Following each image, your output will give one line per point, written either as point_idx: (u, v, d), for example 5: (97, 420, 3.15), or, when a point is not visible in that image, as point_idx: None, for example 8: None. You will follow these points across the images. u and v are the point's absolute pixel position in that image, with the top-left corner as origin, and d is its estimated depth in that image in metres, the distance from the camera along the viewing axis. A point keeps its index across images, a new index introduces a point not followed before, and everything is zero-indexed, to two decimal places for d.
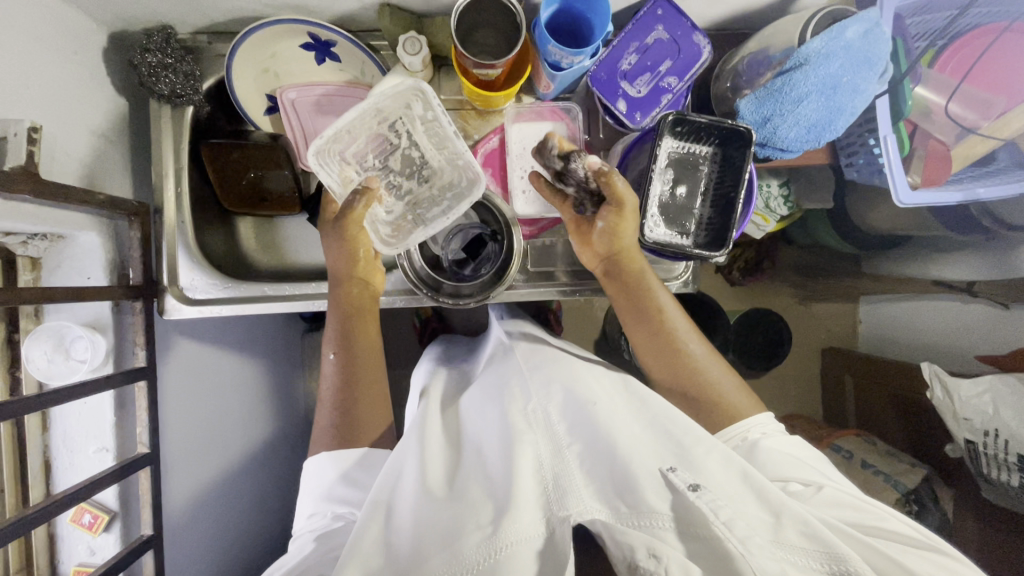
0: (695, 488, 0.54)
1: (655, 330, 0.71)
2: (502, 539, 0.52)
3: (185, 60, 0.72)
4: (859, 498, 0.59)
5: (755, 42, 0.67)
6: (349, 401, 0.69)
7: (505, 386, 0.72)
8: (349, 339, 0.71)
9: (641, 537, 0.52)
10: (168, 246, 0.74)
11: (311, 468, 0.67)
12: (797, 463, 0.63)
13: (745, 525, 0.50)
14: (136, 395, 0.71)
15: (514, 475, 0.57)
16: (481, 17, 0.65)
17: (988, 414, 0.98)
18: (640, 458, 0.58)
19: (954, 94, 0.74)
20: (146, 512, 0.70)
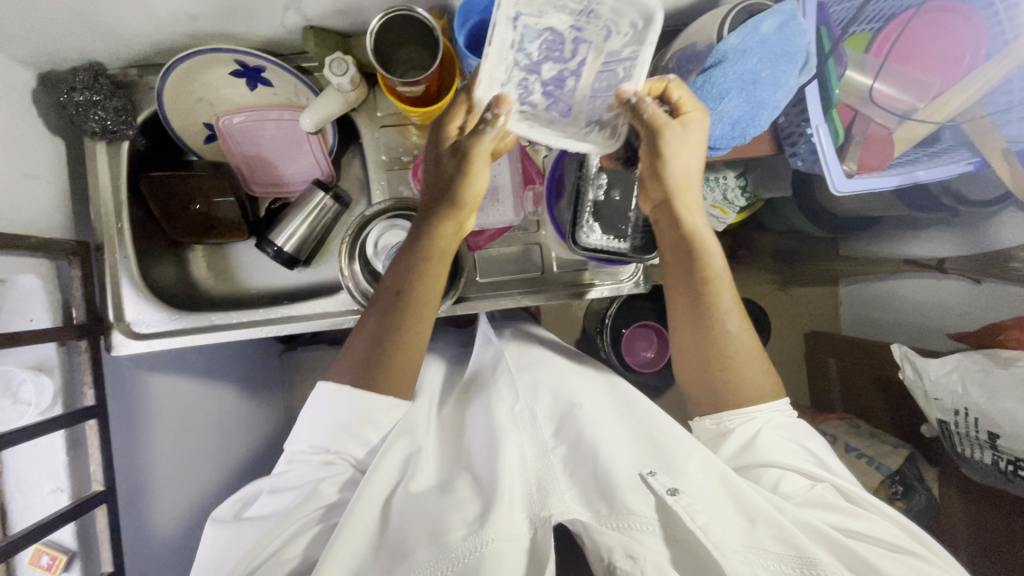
0: (674, 492, 0.53)
1: (696, 291, 0.65)
2: (487, 535, 0.52)
3: (116, 95, 0.72)
4: (846, 498, 0.60)
5: (681, 40, 0.66)
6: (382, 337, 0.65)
7: (494, 390, 0.70)
8: (417, 270, 0.66)
9: (618, 538, 0.51)
10: (112, 281, 0.75)
11: (322, 392, 0.64)
12: (791, 450, 0.64)
13: (721, 529, 0.52)
14: (89, 433, 0.71)
15: (500, 473, 0.57)
16: (401, 34, 0.65)
17: (957, 393, 0.98)
18: (621, 461, 0.58)
19: (880, 73, 0.74)
20: (107, 549, 0.71)
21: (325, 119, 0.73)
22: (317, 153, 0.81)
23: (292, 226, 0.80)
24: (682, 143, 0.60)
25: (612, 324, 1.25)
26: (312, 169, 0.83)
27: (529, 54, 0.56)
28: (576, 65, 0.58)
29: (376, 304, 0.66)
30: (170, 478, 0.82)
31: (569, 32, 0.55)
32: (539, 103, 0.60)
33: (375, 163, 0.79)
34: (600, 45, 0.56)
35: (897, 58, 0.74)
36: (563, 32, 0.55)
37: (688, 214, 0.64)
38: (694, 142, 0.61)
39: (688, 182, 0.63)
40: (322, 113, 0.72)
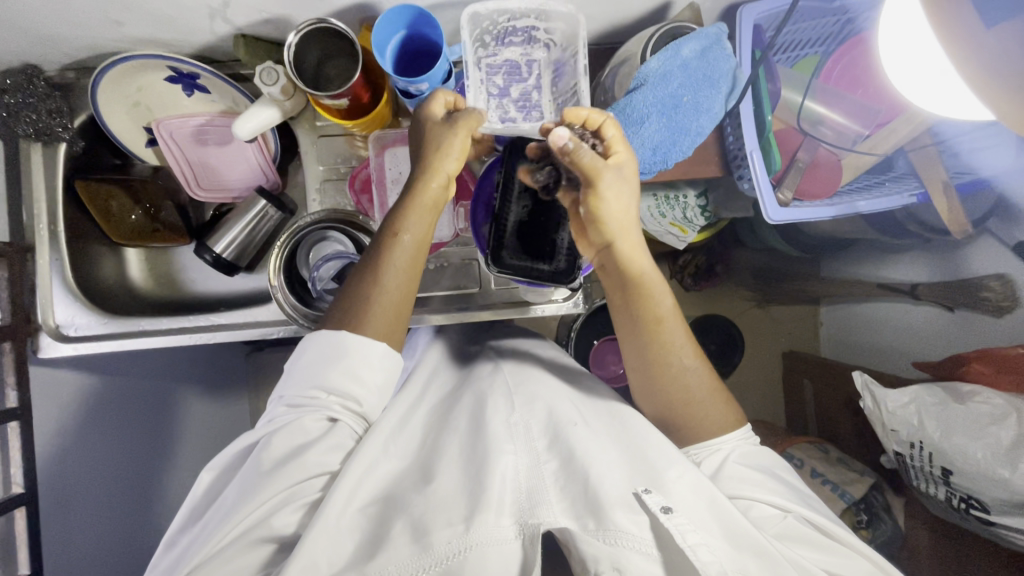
0: (667, 510, 0.53)
1: (646, 338, 0.62)
2: (471, 540, 0.52)
3: (52, 97, 0.72)
4: (814, 528, 0.59)
5: (620, 57, 0.67)
6: (359, 306, 0.60)
7: (484, 395, 0.68)
8: (393, 237, 0.61)
9: (604, 550, 0.52)
10: (42, 283, 0.74)
11: (314, 345, 0.61)
12: (765, 478, 0.62)
13: (710, 552, 0.51)
14: (10, 436, 0.70)
15: (489, 479, 0.55)
16: (327, 45, 0.65)
17: (913, 425, 0.95)
18: (613, 478, 0.55)
19: (811, 91, 0.74)
20: (24, 555, 0.69)
21: (259, 129, 0.72)
22: (260, 158, 0.81)
23: (230, 232, 0.80)
24: (620, 186, 0.57)
25: (577, 337, 1.23)
26: (255, 175, 0.83)
27: (497, 83, 0.69)
28: (535, 82, 0.69)
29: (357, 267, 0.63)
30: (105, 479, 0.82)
31: (524, 60, 0.69)
32: (518, 118, 0.69)
33: (312, 172, 0.78)
34: (549, 62, 0.69)
35: (844, 86, 0.74)
36: (518, 61, 0.68)
37: (633, 258, 0.60)
38: (630, 179, 0.58)
39: (629, 224, 0.59)
40: (256, 122, 0.71)
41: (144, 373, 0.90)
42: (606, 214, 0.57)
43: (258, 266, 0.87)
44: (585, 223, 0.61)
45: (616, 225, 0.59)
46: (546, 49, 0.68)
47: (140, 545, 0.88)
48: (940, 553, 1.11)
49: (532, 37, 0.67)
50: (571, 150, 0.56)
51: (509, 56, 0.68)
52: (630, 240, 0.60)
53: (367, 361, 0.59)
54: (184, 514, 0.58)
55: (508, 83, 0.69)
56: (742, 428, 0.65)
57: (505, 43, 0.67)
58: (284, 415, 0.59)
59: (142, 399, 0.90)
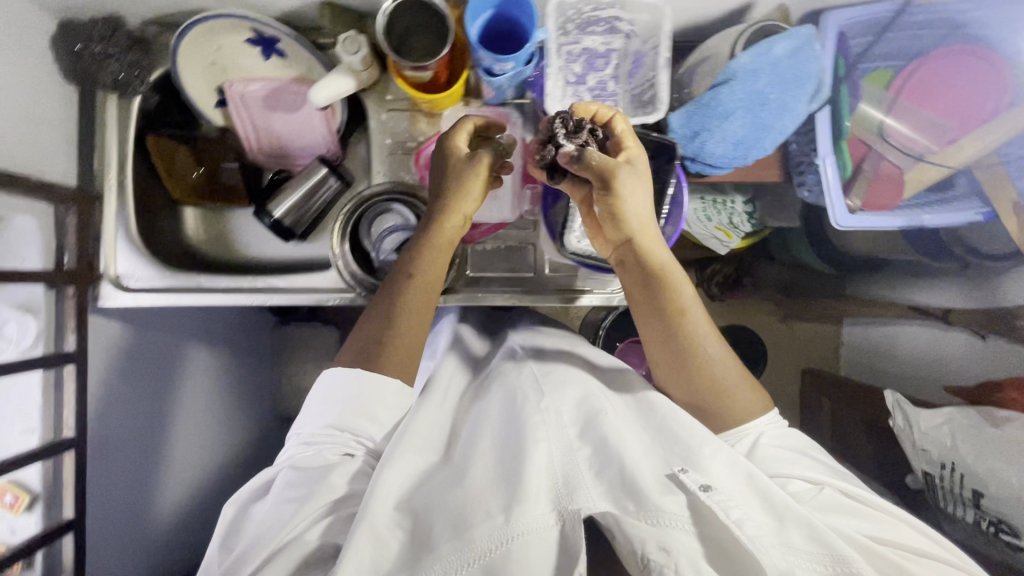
0: (706, 488, 0.53)
1: (672, 331, 0.63)
2: (514, 527, 0.50)
3: (133, 50, 0.74)
4: (852, 497, 0.60)
5: (698, 54, 0.67)
6: (378, 341, 0.65)
7: (511, 387, 0.68)
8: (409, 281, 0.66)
9: (651, 530, 0.51)
10: (107, 233, 0.76)
11: (331, 380, 0.63)
12: (795, 457, 0.63)
13: (755, 526, 0.52)
14: (67, 379, 0.71)
15: (524, 464, 0.55)
16: (414, 18, 0.65)
17: (946, 446, 0.96)
18: (647, 464, 0.56)
19: (891, 108, 0.73)
20: (70, 496, 0.72)
21: (334, 97, 0.72)
22: (323, 127, 0.81)
23: (290, 198, 0.80)
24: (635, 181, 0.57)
25: (605, 335, 1.25)
26: (318, 145, 0.83)
27: (575, 70, 0.70)
28: (612, 72, 0.70)
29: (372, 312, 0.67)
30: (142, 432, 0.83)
31: (603, 49, 0.69)
32: (590, 106, 0.70)
33: (379, 145, 0.79)
34: (628, 52, 0.69)
35: (916, 99, 0.72)
36: (598, 49, 0.69)
37: (655, 251, 0.61)
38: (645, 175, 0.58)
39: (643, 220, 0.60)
40: (332, 90, 0.72)
41: (184, 332, 0.92)
42: (628, 212, 0.58)
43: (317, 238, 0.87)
44: (603, 223, 0.61)
45: (636, 223, 0.59)
46: (626, 38, 0.69)
47: (165, 504, 0.88)
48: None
49: (614, 25, 0.67)
50: (583, 155, 0.55)
51: (590, 43, 0.69)
52: (648, 236, 0.60)
53: (381, 398, 0.62)
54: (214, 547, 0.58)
55: (585, 70, 0.70)
56: (770, 411, 0.66)
57: (588, 29, 0.68)
58: (302, 450, 0.60)
59: (181, 358, 0.91)
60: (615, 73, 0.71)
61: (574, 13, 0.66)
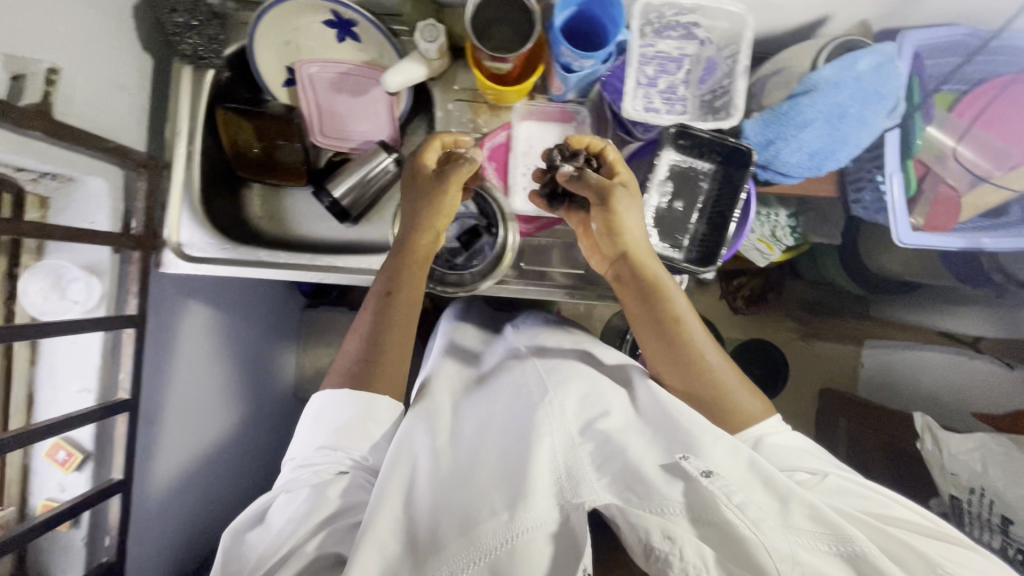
0: (709, 474, 0.50)
1: (670, 340, 0.63)
2: (521, 526, 0.50)
3: (212, 24, 0.74)
4: (858, 484, 0.57)
5: (771, 65, 0.68)
6: (369, 357, 0.65)
7: (521, 383, 0.68)
8: (391, 298, 0.66)
9: (654, 520, 0.48)
10: (173, 201, 0.77)
11: (322, 402, 0.64)
12: (801, 453, 0.61)
13: (759, 508, 0.48)
14: (124, 342, 0.72)
15: (530, 463, 0.54)
16: (498, 11, 0.67)
17: (976, 471, 0.96)
18: (647, 455, 0.55)
19: (964, 137, 0.74)
20: (119, 458, 0.72)
21: (406, 84, 0.73)
22: (388, 112, 0.82)
23: (350, 179, 0.81)
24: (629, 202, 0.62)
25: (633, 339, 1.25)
26: (378, 132, 0.84)
27: (647, 73, 0.70)
28: (682, 77, 0.71)
29: (357, 332, 0.68)
30: (182, 400, 0.85)
31: (676, 53, 0.70)
32: (661, 109, 0.70)
33: (443, 134, 0.80)
34: (700, 58, 0.70)
35: (983, 125, 0.73)
36: (671, 54, 0.70)
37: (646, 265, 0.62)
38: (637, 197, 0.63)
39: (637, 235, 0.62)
40: (404, 77, 0.73)
41: (223, 304, 0.95)
42: (622, 227, 0.61)
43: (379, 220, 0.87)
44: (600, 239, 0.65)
45: (631, 238, 0.62)
46: (700, 45, 0.70)
47: (194, 474, 0.89)
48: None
49: (691, 32, 0.69)
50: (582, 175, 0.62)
51: (664, 48, 0.70)
52: (641, 250, 0.62)
53: (375, 418, 0.63)
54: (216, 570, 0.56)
55: (657, 74, 0.70)
56: (774, 415, 0.64)
57: (664, 33, 0.69)
58: (298, 476, 0.60)
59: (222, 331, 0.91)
60: (685, 79, 0.72)
61: (654, 17, 0.67)
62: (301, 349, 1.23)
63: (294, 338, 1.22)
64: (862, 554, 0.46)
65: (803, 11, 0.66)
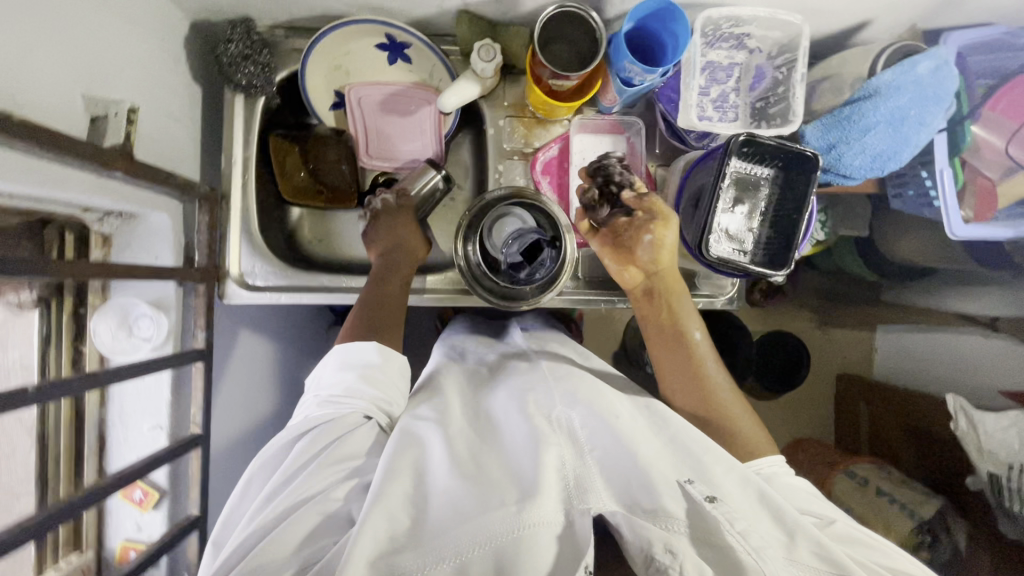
0: (712, 499, 0.50)
1: (682, 352, 0.67)
2: (527, 518, 0.48)
3: (264, 52, 0.73)
4: (863, 530, 0.55)
5: (821, 71, 0.71)
6: (380, 319, 0.69)
7: (528, 385, 0.65)
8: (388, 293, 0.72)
9: (657, 532, 0.48)
10: (232, 232, 0.77)
11: (350, 348, 0.66)
12: (810, 496, 0.60)
13: (759, 537, 0.48)
14: (193, 375, 0.71)
15: (540, 465, 0.52)
16: (558, 29, 0.68)
17: (1014, 448, 1.00)
18: (659, 466, 0.53)
19: (1014, 137, 0.73)
20: (195, 493, 0.71)
21: (462, 103, 0.74)
22: (435, 131, 0.82)
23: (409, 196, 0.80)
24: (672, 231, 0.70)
25: None
26: (425, 151, 0.83)
27: (702, 82, 0.71)
28: (734, 84, 0.72)
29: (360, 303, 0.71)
30: (236, 430, 0.84)
31: (727, 62, 0.71)
32: (715, 116, 0.71)
33: (496, 151, 0.81)
34: (750, 66, 0.71)
35: None
36: (722, 62, 0.71)
37: (673, 282, 0.69)
38: None
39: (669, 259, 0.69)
40: (461, 96, 0.73)
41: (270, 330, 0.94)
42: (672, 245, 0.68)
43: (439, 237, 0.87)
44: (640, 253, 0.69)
45: (667, 257, 0.68)
46: (750, 54, 0.71)
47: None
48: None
49: (742, 42, 0.70)
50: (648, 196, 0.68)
51: (715, 56, 0.71)
52: (668, 269, 0.69)
53: (390, 372, 0.66)
54: (225, 524, 0.58)
55: (709, 82, 0.71)
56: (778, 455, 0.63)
57: (715, 42, 0.70)
58: (318, 412, 0.61)
59: (271, 357, 0.90)
60: (736, 86, 0.72)
61: (709, 27, 0.68)
62: None
63: None
64: None
65: (851, 17, 0.69)
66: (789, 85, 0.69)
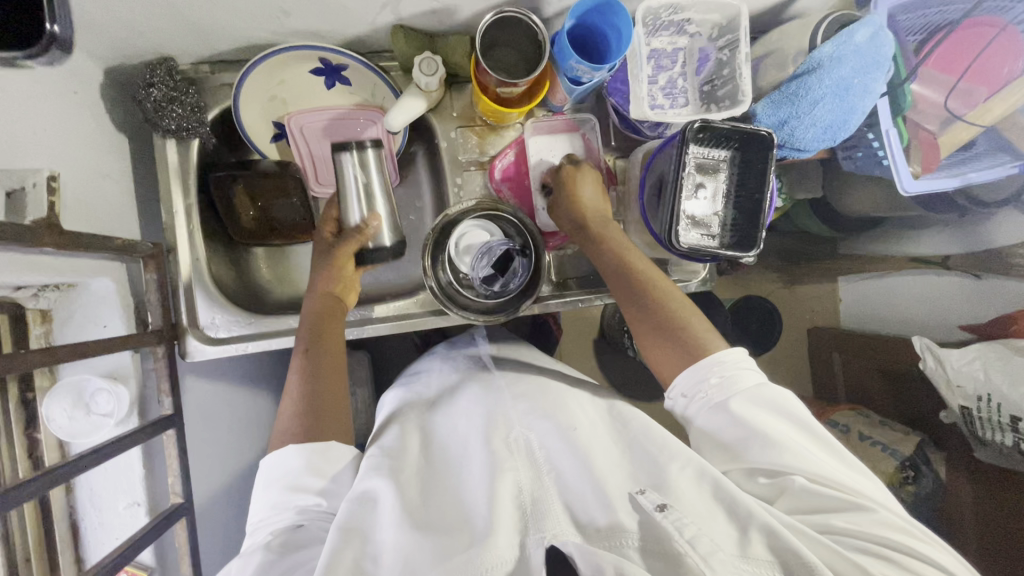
0: (663, 508, 0.47)
1: (625, 280, 0.66)
2: (479, 565, 0.44)
3: (190, 92, 0.69)
4: (826, 485, 0.51)
5: (763, 47, 0.71)
6: (311, 399, 0.61)
7: (490, 412, 0.63)
8: (320, 340, 0.65)
9: (609, 556, 0.44)
10: (184, 285, 0.72)
11: (273, 460, 0.57)
12: (775, 432, 0.54)
13: (712, 541, 0.44)
14: (165, 444, 0.67)
15: (492, 500, 0.50)
16: (498, 34, 0.66)
17: (980, 379, 1.04)
18: (613, 479, 0.52)
19: (952, 91, 0.78)
20: (185, 565, 0.67)
21: (409, 121, 0.71)
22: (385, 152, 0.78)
23: (358, 198, 0.69)
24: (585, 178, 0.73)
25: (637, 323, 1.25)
26: None
27: (648, 71, 0.71)
28: (679, 70, 0.73)
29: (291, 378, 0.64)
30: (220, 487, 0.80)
31: (670, 49, 0.72)
32: (665, 104, 0.72)
33: (452, 164, 0.79)
34: (693, 50, 0.72)
35: (971, 78, 0.77)
36: (664, 49, 0.72)
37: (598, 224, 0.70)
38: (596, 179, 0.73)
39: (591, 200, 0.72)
40: (407, 113, 0.70)
41: None
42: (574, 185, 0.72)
43: (407, 256, 0.85)
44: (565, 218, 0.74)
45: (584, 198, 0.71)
46: (692, 38, 0.71)
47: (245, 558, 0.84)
48: (985, 502, 1.13)
49: (682, 28, 0.70)
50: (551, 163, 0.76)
51: (657, 45, 0.71)
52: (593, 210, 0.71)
53: (322, 459, 0.57)
54: None
55: (655, 71, 0.72)
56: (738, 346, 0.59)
57: (655, 31, 0.70)
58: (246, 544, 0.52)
59: (247, 405, 0.86)
60: (682, 71, 0.73)
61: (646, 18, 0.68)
62: None
63: None
64: None
65: None
66: (733, 66, 0.68)
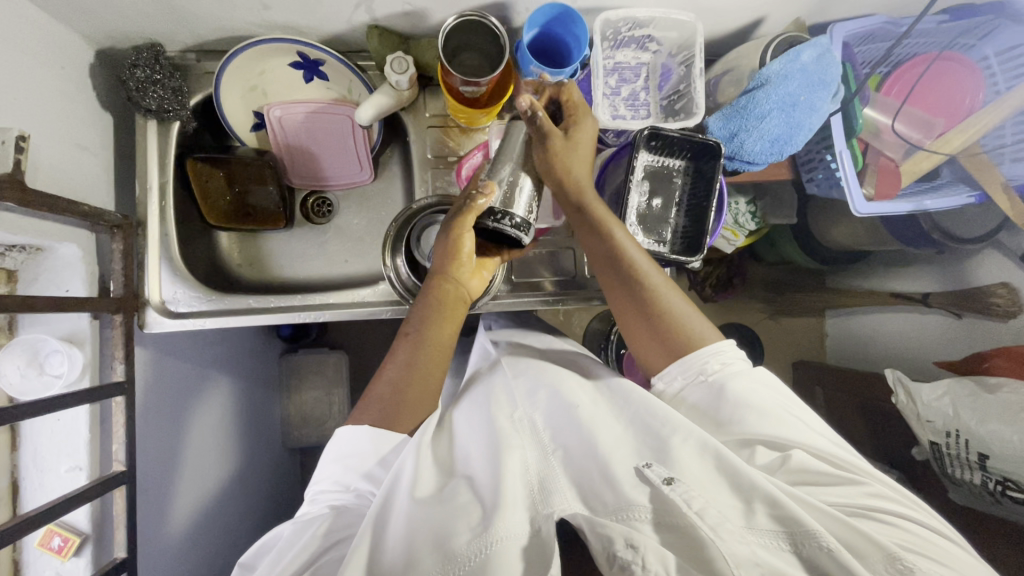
0: (669, 482, 0.51)
1: (620, 270, 0.65)
2: (492, 534, 0.49)
3: (174, 77, 0.73)
4: (824, 462, 0.56)
5: (722, 65, 0.75)
6: (399, 380, 0.64)
7: (493, 392, 0.68)
8: (425, 330, 0.66)
9: (619, 528, 0.48)
10: (151, 260, 0.75)
11: (342, 435, 0.60)
12: (778, 414, 0.59)
13: (716, 513, 0.48)
14: (114, 410, 0.69)
15: (500, 478, 0.53)
16: (464, 38, 0.70)
17: (949, 415, 0.98)
18: (619, 456, 0.55)
19: (899, 115, 0.81)
20: (120, 534, 0.67)
21: (379, 114, 0.74)
22: (359, 146, 0.81)
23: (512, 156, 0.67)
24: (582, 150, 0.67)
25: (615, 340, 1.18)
26: (353, 168, 0.84)
27: (611, 83, 0.74)
28: (643, 83, 0.75)
29: (390, 361, 0.67)
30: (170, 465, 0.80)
31: (633, 63, 0.75)
32: (627, 115, 0.74)
33: (421, 162, 0.82)
34: (656, 65, 0.75)
35: (928, 108, 0.80)
36: (628, 63, 0.75)
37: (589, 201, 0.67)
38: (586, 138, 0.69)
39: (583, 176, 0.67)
40: (377, 107, 0.73)
41: (201, 361, 0.90)
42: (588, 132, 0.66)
43: (375, 249, 0.87)
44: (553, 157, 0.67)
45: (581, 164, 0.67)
46: (654, 54, 0.75)
47: (194, 541, 0.83)
48: None
49: (644, 43, 0.73)
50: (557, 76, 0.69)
51: (621, 59, 0.74)
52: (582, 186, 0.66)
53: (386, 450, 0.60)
54: None
55: (619, 84, 0.74)
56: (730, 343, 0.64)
57: (620, 45, 0.73)
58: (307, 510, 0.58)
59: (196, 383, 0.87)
60: (645, 85, 0.76)
61: (609, 31, 0.71)
62: (283, 398, 1.16)
63: (276, 387, 1.16)
64: (826, 547, 0.45)
65: (743, 16, 0.73)
66: (689, 81, 0.72)
